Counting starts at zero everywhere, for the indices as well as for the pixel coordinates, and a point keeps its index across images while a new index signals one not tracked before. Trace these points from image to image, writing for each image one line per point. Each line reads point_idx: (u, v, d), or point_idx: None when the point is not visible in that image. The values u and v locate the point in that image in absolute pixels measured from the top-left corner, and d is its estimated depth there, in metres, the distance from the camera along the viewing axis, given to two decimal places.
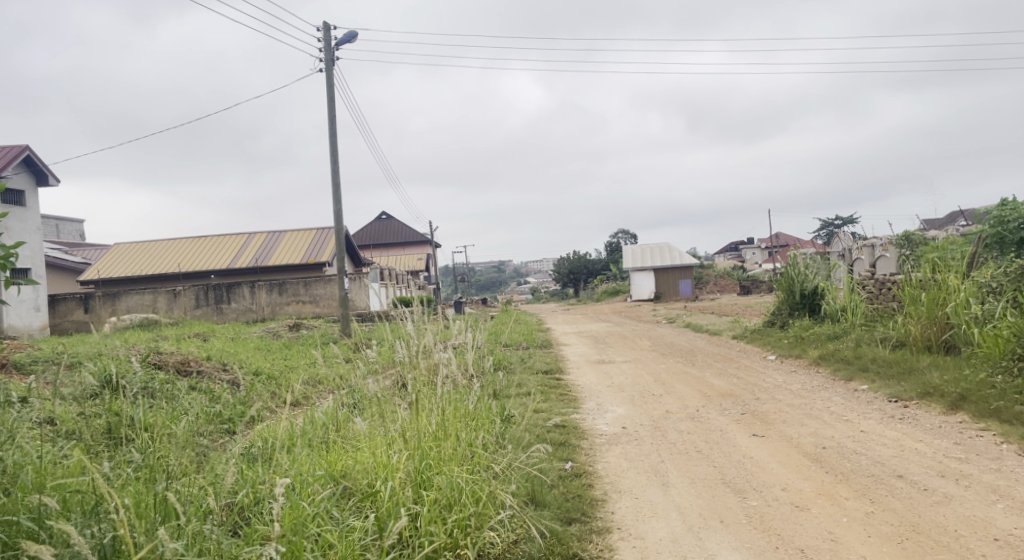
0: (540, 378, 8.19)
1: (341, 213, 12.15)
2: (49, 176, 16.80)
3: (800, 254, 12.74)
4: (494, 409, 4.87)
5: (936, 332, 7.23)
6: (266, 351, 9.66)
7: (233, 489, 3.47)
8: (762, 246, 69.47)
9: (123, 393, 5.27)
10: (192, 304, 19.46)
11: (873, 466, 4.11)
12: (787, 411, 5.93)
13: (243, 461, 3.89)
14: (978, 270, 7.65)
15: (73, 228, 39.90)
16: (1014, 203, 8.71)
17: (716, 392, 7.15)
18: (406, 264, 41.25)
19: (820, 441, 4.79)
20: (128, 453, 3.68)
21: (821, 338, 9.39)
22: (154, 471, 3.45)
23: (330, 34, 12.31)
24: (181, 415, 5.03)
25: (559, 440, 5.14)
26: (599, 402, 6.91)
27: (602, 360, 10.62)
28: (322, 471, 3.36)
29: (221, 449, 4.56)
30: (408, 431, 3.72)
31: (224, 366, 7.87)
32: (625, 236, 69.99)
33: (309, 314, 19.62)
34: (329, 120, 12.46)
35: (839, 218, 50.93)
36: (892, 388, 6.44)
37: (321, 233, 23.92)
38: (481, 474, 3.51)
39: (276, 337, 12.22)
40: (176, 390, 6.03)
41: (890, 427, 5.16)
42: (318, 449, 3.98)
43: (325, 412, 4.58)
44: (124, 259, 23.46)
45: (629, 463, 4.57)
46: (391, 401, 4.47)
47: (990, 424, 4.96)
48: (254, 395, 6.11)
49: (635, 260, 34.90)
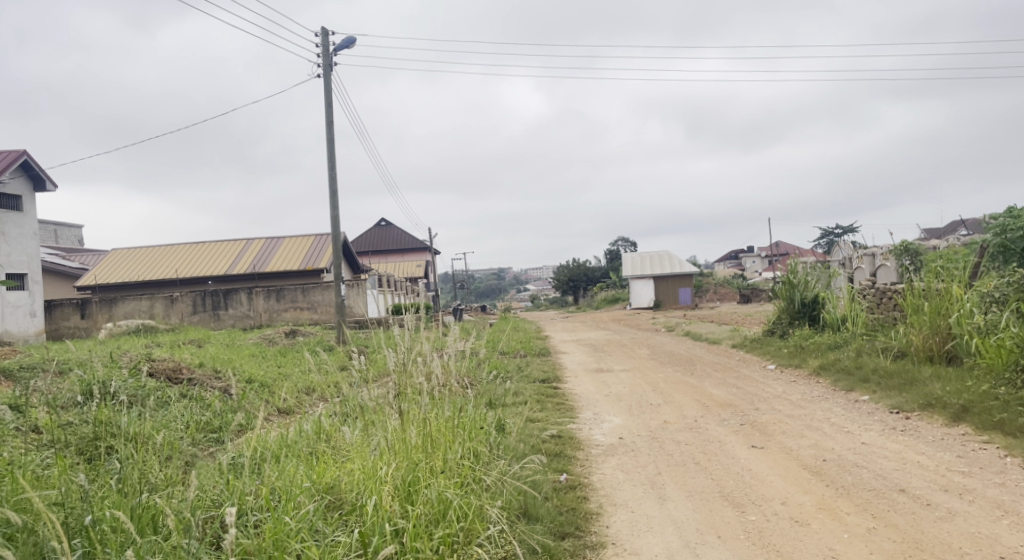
0: (538, 387, 8.09)
1: (339, 219, 12.08)
2: (47, 181, 16.75)
3: (800, 262, 12.66)
4: (489, 418, 4.79)
5: (938, 342, 7.15)
6: (261, 358, 9.58)
7: (216, 501, 3.38)
8: (762, 255, 69.44)
9: (110, 402, 5.17)
10: (189, 310, 19.37)
11: (875, 479, 4.02)
12: (787, 422, 5.85)
13: (228, 471, 3.80)
14: (980, 280, 7.58)
15: (73, 233, 39.96)
16: (1017, 212, 8.64)
17: (715, 402, 7.06)
18: (406, 271, 41.18)
19: (820, 453, 4.70)
20: (109, 463, 3.58)
21: (822, 347, 9.31)
22: (135, 481, 3.34)
23: (329, 40, 12.28)
24: (168, 424, 4.94)
25: (554, 451, 5.05)
26: (597, 412, 6.83)
27: (601, 368, 10.53)
28: (308, 483, 3.27)
29: (208, 458, 4.47)
30: (398, 443, 3.64)
31: (218, 373, 7.79)
32: (626, 244, 69.92)
33: (307, 321, 19.51)
34: (328, 126, 12.42)
35: (840, 227, 50.94)
36: (893, 399, 6.36)
37: (319, 240, 23.84)
38: (471, 489, 3.43)
39: (272, 343, 12.13)
40: (165, 399, 5.94)
41: (891, 439, 5.07)
42: (306, 459, 3.90)
43: (315, 422, 4.50)
44: (122, 265, 23.39)
45: (626, 475, 4.49)
46: (383, 411, 4.40)
47: (993, 437, 4.88)
48: (246, 403, 6.03)
49: (634, 268, 34.81)
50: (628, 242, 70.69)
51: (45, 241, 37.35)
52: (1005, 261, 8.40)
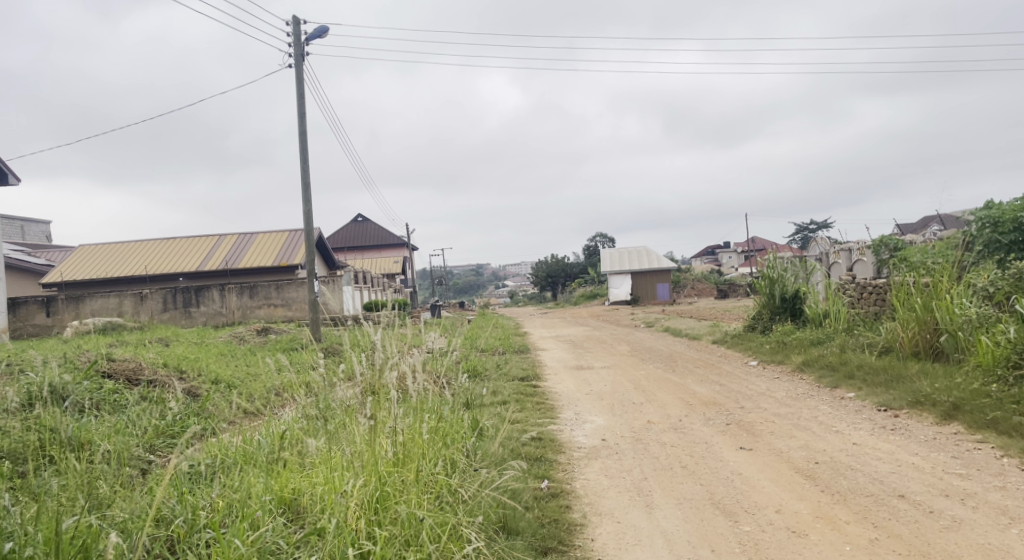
0: (517, 386, 7.83)
1: (311, 213, 11.69)
2: (8, 174, 16.09)
3: (779, 257, 12.52)
4: (466, 423, 4.53)
5: (924, 337, 7.02)
6: (231, 357, 9.18)
7: (166, 517, 3.13)
8: (737, 250, 70.12)
9: (59, 408, 4.81)
10: (158, 308, 18.83)
11: (872, 484, 3.83)
12: (774, 421, 5.65)
13: (181, 484, 3.51)
14: (967, 276, 7.49)
15: (41, 229, 39.05)
16: (1000, 204, 8.61)
17: (700, 401, 6.84)
18: (382, 267, 40.65)
19: (812, 455, 4.50)
20: (42, 482, 3.27)
21: (804, 343, 9.16)
22: (72, 504, 3.05)
23: (300, 28, 11.85)
24: (122, 429, 4.61)
25: (534, 455, 4.80)
26: (578, 412, 6.58)
27: (580, 366, 10.28)
28: (268, 497, 3.02)
29: (164, 466, 4.17)
30: (365, 454, 3.37)
31: (181, 373, 7.38)
32: (604, 240, 70.10)
33: (281, 318, 19.09)
34: (300, 118, 12.00)
35: (813, 225, 51.75)
36: (881, 396, 6.21)
37: (293, 235, 23.29)
38: (444, 505, 3.16)
39: (242, 342, 11.73)
40: (121, 402, 5.54)
41: (883, 439, 4.91)
42: (267, 468, 3.62)
43: (279, 428, 4.20)
44: (89, 261, 22.63)
45: (610, 481, 4.24)
46: (355, 414, 4.15)
47: (987, 436, 4.74)
48: (212, 406, 5.69)
49: (612, 263, 34.74)
50: (606, 238, 70.72)
51: (11, 237, 36.30)
52: (991, 254, 8.36)
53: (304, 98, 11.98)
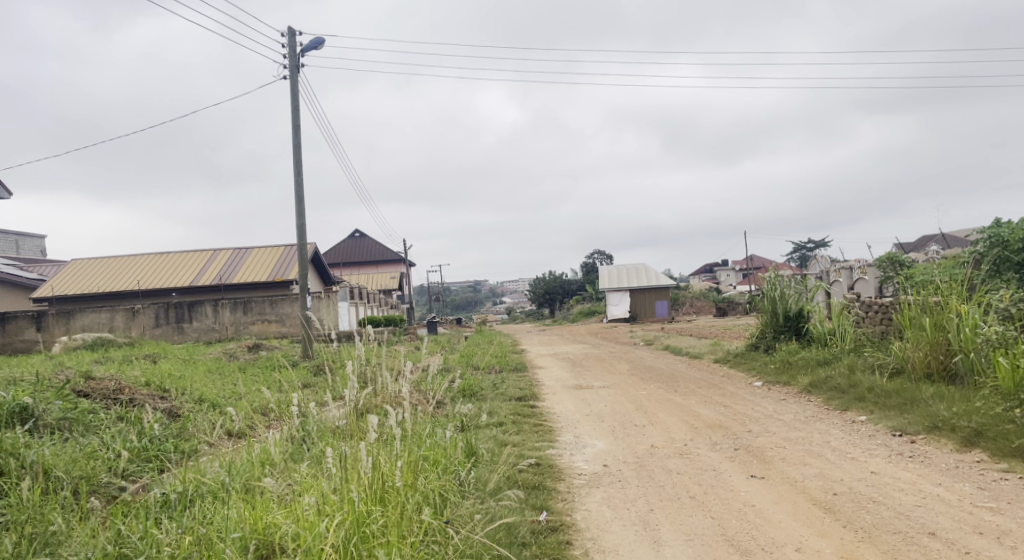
0: (514, 407, 7.51)
1: (304, 227, 11.42)
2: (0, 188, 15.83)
3: (781, 274, 12.23)
4: (461, 450, 4.25)
5: (937, 359, 6.75)
6: (217, 375, 8.87)
7: (125, 556, 2.85)
8: (736, 268, 70.27)
9: (22, 433, 4.49)
10: (151, 323, 18.51)
11: (898, 519, 3.54)
12: (784, 446, 5.37)
13: (144, 517, 3.20)
14: (977, 294, 7.23)
15: (35, 243, 38.70)
16: (1010, 222, 8.34)
17: (704, 423, 6.53)
18: (378, 282, 40.41)
19: (829, 486, 4.20)
20: None
21: (810, 363, 8.88)
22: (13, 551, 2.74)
23: (296, 40, 11.67)
24: (90, 453, 4.30)
25: (532, 483, 4.50)
26: (577, 435, 6.27)
27: (579, 386, 9.95)
28: (236, 535, 2.75)
29: (133, 495, 3.85)
30: (345, 489, 3.09)
31: (164, 392, 7.07)
32: (602, 258, 70.03)
33: (274, 334, 18.80)
34: (295, 130, 11.80)
35: (811, 243, 52.06)
36: (894, 420, 5.92)
37: (288, 250, 22.97)
38: (427, 551, 2.87)
39: (232, 359, 11.41)
40: (94, 422, 5.23)
41: (902, 467, 4.62)
42: (239, 498, 3.33)
43: (260, 451, 3.90)
44: (82, 276, 22.28)
45: (613, 512, 3.94)
46: (341, 441, 3.88)
47: (1012, 465, 4.46)
48: (193, 429, 5.39)
49: (611, 279, 34.45)
50: (603, 256, 70.61)
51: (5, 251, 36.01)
52: (1001, 273, 8.07)
53: (298, 109, 11.78)
